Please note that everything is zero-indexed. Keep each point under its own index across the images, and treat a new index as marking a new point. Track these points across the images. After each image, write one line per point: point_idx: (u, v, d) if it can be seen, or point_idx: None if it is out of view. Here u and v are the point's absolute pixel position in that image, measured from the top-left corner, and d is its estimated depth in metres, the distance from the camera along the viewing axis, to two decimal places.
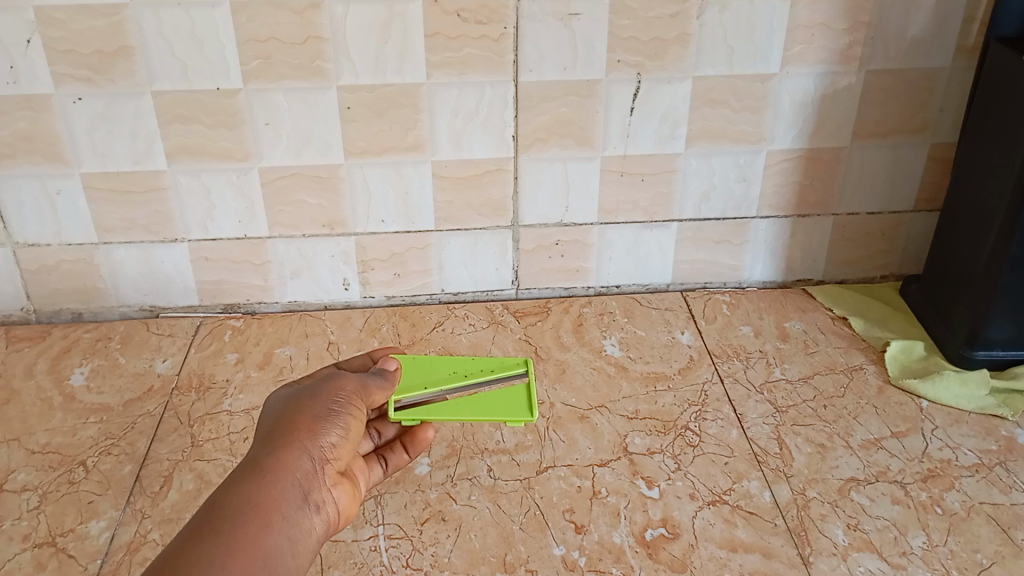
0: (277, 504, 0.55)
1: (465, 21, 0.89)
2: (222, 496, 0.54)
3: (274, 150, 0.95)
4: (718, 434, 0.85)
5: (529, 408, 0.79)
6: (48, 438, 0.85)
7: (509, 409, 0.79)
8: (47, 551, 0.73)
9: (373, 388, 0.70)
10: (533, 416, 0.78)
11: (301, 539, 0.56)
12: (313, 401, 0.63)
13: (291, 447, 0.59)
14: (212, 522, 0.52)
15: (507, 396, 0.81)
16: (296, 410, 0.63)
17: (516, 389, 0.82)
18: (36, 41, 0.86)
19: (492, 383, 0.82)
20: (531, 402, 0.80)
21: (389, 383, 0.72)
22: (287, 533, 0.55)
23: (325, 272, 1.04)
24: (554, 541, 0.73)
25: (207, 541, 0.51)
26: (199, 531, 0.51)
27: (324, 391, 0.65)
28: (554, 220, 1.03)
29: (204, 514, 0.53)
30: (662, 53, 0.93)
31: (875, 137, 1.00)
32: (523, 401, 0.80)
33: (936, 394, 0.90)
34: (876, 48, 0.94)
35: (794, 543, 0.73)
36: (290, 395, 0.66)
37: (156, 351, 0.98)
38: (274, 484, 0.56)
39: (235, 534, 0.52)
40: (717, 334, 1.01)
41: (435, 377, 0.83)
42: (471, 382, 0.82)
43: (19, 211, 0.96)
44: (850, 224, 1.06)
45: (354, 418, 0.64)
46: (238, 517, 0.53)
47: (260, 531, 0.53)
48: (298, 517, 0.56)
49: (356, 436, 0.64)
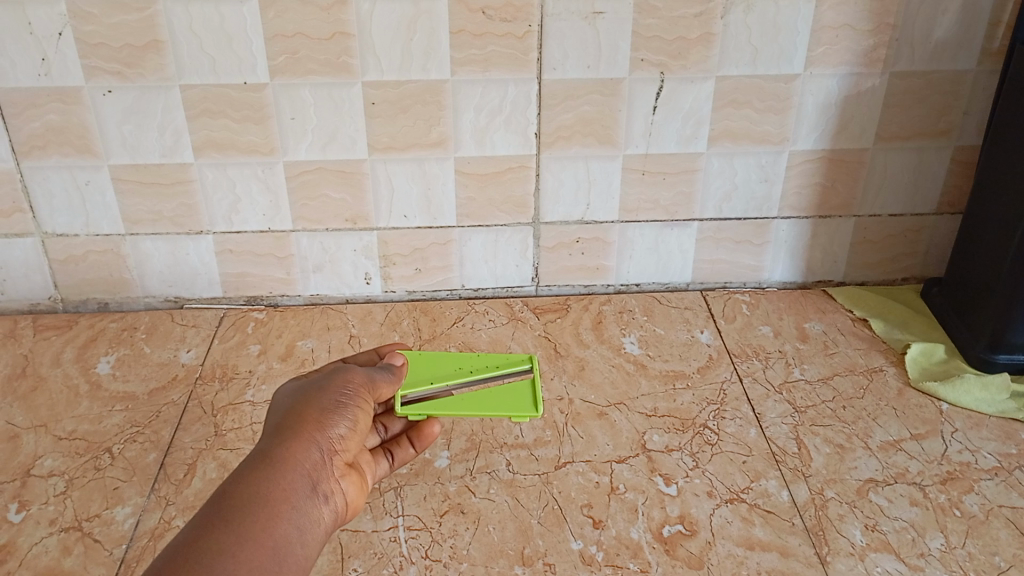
0: (287, 494, 0.56)
1: (491, 19, 0.90)
2: (233, 485, 0.54)
3: (299, 145, 0.96)
4: (736, 433, 0.85)
5: (534, 403, 0.81)
6: (75, 425, 0.87)
7: (513, 404, 0.81)
8: (73, 535, 0.74)
9: (381, 381, 0.71)
10: (537, 411, 0.80)
11: (311, 529, 0.56)
12: (321, 395, 0.65)
13: (300, 439, 0.60)
14: (225, 509, 0.52)
15: (510, 393, 0.83)
16: (304, 403, 0.63)
17: (521, 386, 0.84)
18: (68, 35, 0.88)
19: (497, 379, 0.84)
20: (536, 398, 0.81)
21: (396, 379, 0.73)
22: (298, 522, 0.55)
23: (348, 266, 1.05)
24: (571, 536, 0.74)
25: (219, 528, 0.50)
26: (211, 519, 0.51)
27: (332, 385, 0.66)
28: (575, 218, 1.03)
29: (215, 502, 0.53)
30: (685, 54, 0.93)
31: (899, 140, 1.00)
32: (528, 397, 0.82)
33: (957, 397, 0.89)
34: (900, 50, 0.94)
35: (811, 542, 0.73)
36: (296, 389, 0.67)
37: (180, 341, 1.00)
38: (283, 474, 0.57)
39: (248, 522, 0.52)
40: (736, 334, 1.01)
41: (441, 372, 0.84)
42: (475, 378, 0.84)
43: (49, 203, 0.98)
44: (872, 226, 1.06)
45: (360, 411, 0.65)
46: (250, 506, 0.53)
47: (271, 519, 0.53)
48: (309, 507, 0.57)
49: (364, 431, 0.65)
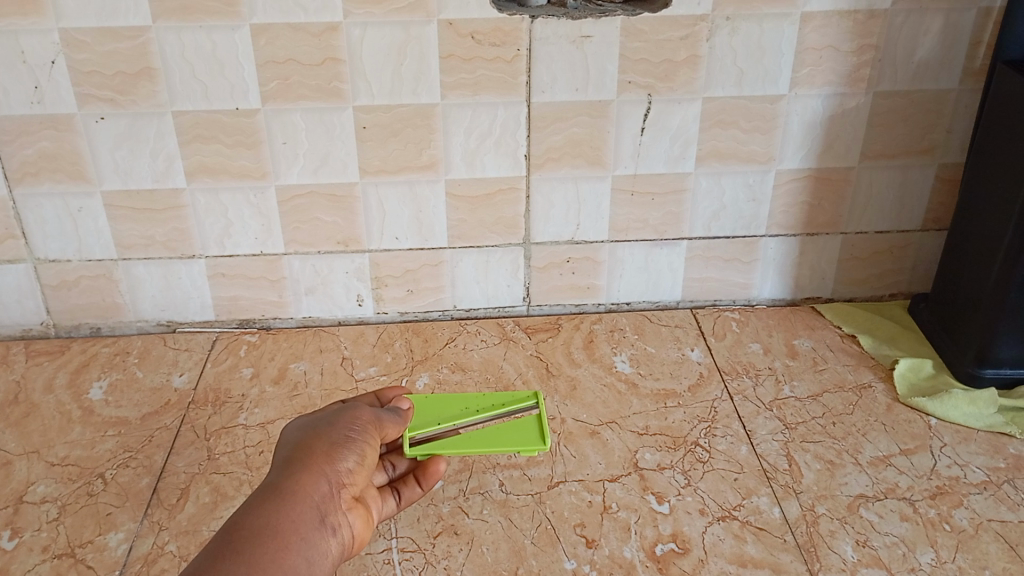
0: (298, 526, 0.57)
1: (479, 44, 0.91)
2: (244, 518, 0.56)
3: (291, 169, 0.97)
4: (727, 450, 0.86)
5: (541, 436, 0.83)
6: (67, 451, 0.87)
7: (521, 439, 0.83)
8: (66, 562, 0.74)
9: (391, 419, 0.72)
10: (545, 444, 0.82)
11: (321, 561, 0.57)
12: (331, 428, 0.66)
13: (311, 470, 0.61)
14: (234, 542, 0.53)
15: (517, 428, 0.84)
16: (315, 436, 0.65)
17: (527, 420, 0.86)
18: (61, 62, 0.89)
19: (502, 416, 0.86)
20: (542, 430, 0.84)
21: (404, 421, 0.73)
22: (306, 554, 0.56)
23: (340, 289, 1.05)
24: (565, 556, 0.74)
25: (228, 559, 0.52)
26: (221, 551, 0.53)
27: (343, 419, 0.68)
28: (566, 238, 1.04)
29: (225, 535, 0.54)
30: (672, 75, 0.94)
31: (884, 159, 1.01)
32: (536, 430, 0.84)
33: (945, 411, 0.90)
34: (883, 71, 0.95)
35: (803, 559, 0.74)
36: (305, 425, 0.68)
37: (173, 365, 1.00)
38: (292, 508, 0.58)
39: (257, 554, 0.53)
40: (727, 351, 1.02)
41: (448, 412, 0.86)
42: (481, 416, 0.86)
43: (42, 229, 0.98)
44: (859, 243, 1.07)
45: (369, 446, 0.66)
46: (260, 538, 0.54)
47: (280, 551, 0.55)
48: (318, 539, 0.58)
49: (373, 463, 0.67)
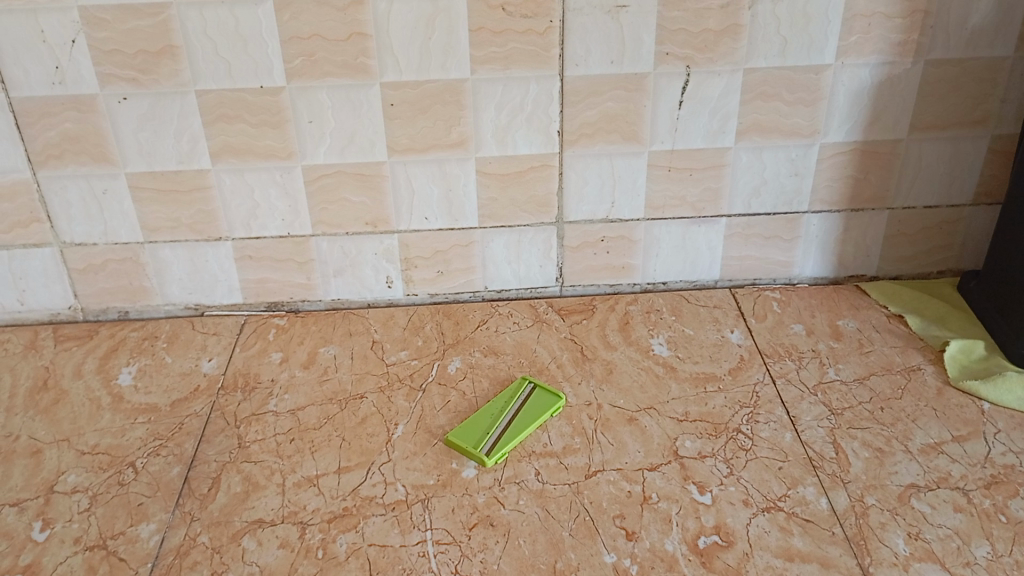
0: None
1: (511, 16, 0.87)
2: None
3: (318, 149, 0.94)
4: (771, 437, 0.83)
5: (554, 396, 0.88)
6: (97, 439, 0.86)
7: (545, 406, 0.87)
8: (98, 553, 0.73)
9: None
10: (563, 399, 0.88)
11: None
12: None
13: None
14: None
15: (528, 400, 0.88)
16: None
17: (533, 393, 0.89)
18: (81, 41, 0.86)
19: (506, 397, 0.89)
20: (553, 393, 0.88)
21: None
22: None
23: (369, 271, 1.03)
24: (604, 549, 0.72)
25: None
26: None
27: None
28: (600, 217, 1.01)
29: None
30: (712, 46, 0.90)
31: (934, 130, 0.96)
32: (546, 395, 0.89)
33: (998, 396, 0.87)
34: (935, 38, 0.91)
35: (853, 553, 0.71)
36: None
37: (201, 350, 0.98)
38: None
39: None
40: (768, 333, 0.98)
41: (468, 419, 0.86)
42: (493, 407, 0.87)
43: (67, 212, 0.97)
44: (907, 219, 1.03)
45: None
46: None
47: None
48: None
49: None
